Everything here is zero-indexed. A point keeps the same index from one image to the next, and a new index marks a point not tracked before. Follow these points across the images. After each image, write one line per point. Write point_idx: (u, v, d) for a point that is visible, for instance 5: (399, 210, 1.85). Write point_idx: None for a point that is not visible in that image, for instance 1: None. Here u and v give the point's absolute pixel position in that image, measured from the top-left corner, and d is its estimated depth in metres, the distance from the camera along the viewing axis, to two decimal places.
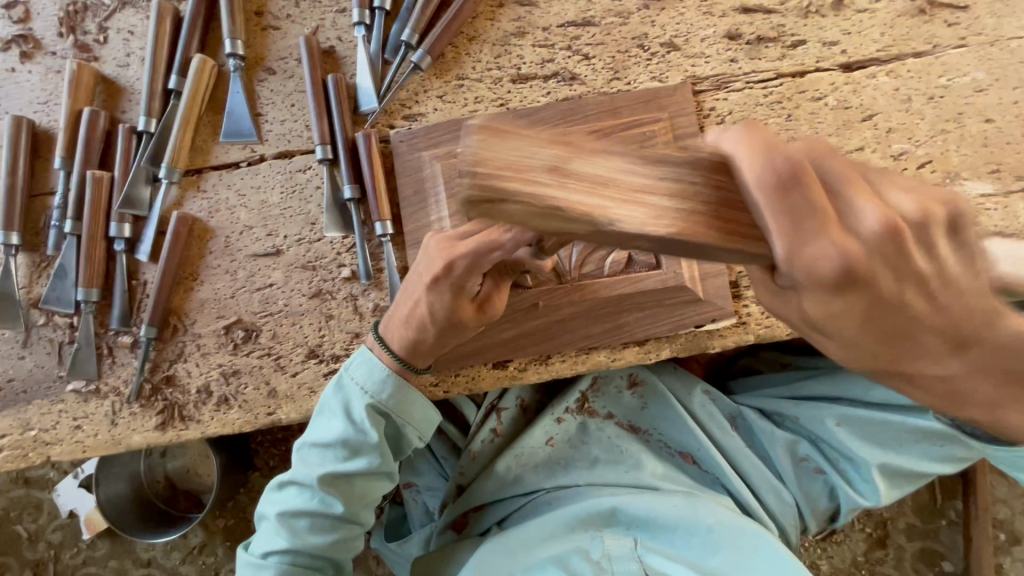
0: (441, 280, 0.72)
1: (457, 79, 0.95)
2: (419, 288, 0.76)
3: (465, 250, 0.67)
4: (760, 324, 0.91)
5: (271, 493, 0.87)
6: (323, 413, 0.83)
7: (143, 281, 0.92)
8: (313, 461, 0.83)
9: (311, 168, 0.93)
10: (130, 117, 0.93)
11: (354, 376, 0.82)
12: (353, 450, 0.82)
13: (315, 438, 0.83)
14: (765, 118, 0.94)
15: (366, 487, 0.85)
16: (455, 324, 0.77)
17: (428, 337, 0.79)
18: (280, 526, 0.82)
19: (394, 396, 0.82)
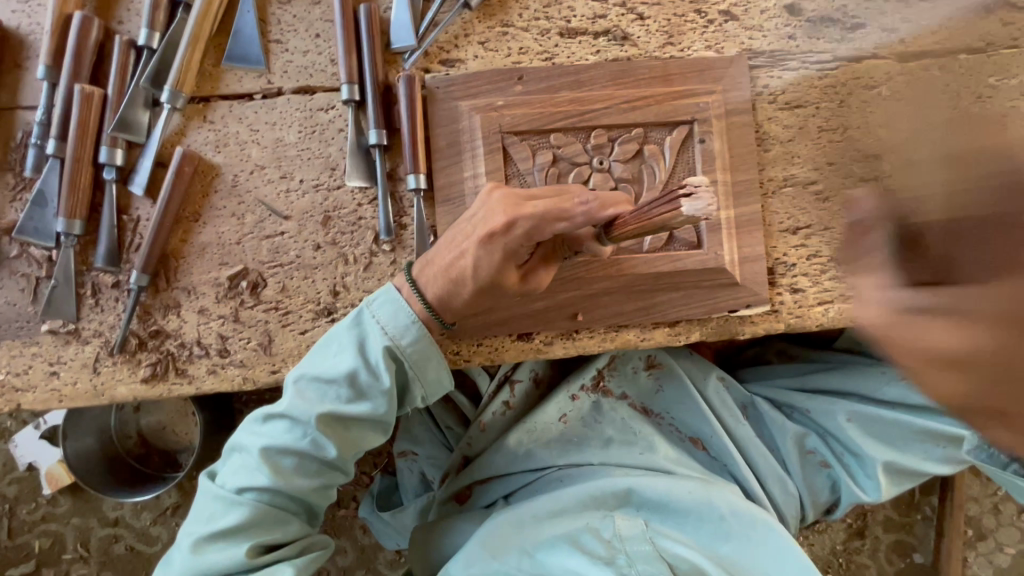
0: (497, 238, 0.69)
1: (502, 26, 0.87)
2: (468, 241, 0.71)
3: (531, 213, 0.66)
4: (791, 313, 0.90)
5: (253, 424, 0.78)
6: (333, 345, 0.77)
7: (135, 217, 0.82)
8: (312, 398, 0.75)
9: (334, 108, 0.84)
10: (128, 29, 0.82)
11: (376, 314, 0.77)
12: (361, 391, 0.76)
13: (321, 371, 0.75)
14: (817, 102, 0.90)
15: (360, 435, 0.79)
16: (495, 287, 0.73)
17: (462, 294, 0.75)
18: (260, 462, 0.75)
19: (413, 345, 0.76)
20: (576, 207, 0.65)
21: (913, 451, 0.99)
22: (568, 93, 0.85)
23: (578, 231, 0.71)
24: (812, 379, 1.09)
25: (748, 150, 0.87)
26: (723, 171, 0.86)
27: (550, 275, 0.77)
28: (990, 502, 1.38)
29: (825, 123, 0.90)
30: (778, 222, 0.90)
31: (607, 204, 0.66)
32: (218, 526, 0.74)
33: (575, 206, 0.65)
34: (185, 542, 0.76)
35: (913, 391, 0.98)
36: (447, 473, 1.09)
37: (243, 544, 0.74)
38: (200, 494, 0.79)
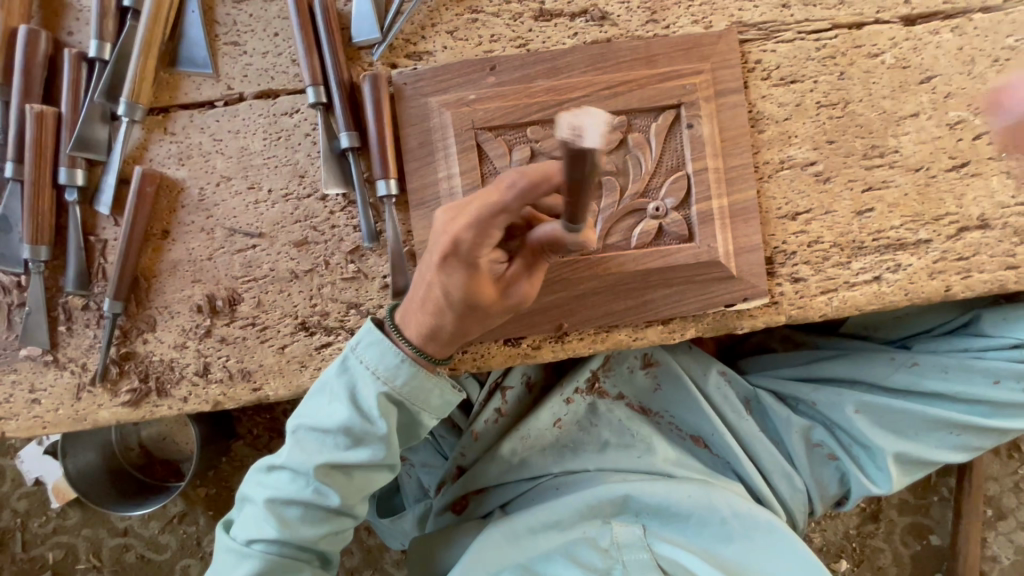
0: (450, 257, 0.65)
1: (471, 12, 0.82)
2: (430, 269, 0.68)
3: (468, 221, 0.62)
4: (791, 304, 0.85)
5: (257, 475, 0.78)
6: (324, 395, 0.74)
7: (103, 238, 0.79)
8: (309, 447, 0.73)
9: (298, 112, 0.80)
10: (79, 40, 0.79)
11: (365, 358, 0.73)
12: (357, 437, 0.73)
13: (315, 421, 0.73)
14: (815, 75, 0.84)
15: (365, 479, 0.77)
16: (474, 307, 0.68)
17: (448, 323, 0.70)
18: (266, 513, 0.74)
19: (408, 384, 0.74)
20: (508, 195, 0.59)
21: (924, 439, 0.96)
22: (545, 82, 0.79)
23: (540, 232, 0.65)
24: (820, 368, 1.04)
25: (740, 133, 0.81)
26: (713, 157, 0.81)
27: (539, 281, 0.72)
28: (1012, 481, 1.34)
29: (825, 98, 0.84)
30: (776, 208, 0.84)
31: (539, 182, 0.59)
32: None
33: (506, 196, 0.59)
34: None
35: (925, 378, 0.95)
36: (442, 484, 1.06)
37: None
38: (219, 549, 0.78)
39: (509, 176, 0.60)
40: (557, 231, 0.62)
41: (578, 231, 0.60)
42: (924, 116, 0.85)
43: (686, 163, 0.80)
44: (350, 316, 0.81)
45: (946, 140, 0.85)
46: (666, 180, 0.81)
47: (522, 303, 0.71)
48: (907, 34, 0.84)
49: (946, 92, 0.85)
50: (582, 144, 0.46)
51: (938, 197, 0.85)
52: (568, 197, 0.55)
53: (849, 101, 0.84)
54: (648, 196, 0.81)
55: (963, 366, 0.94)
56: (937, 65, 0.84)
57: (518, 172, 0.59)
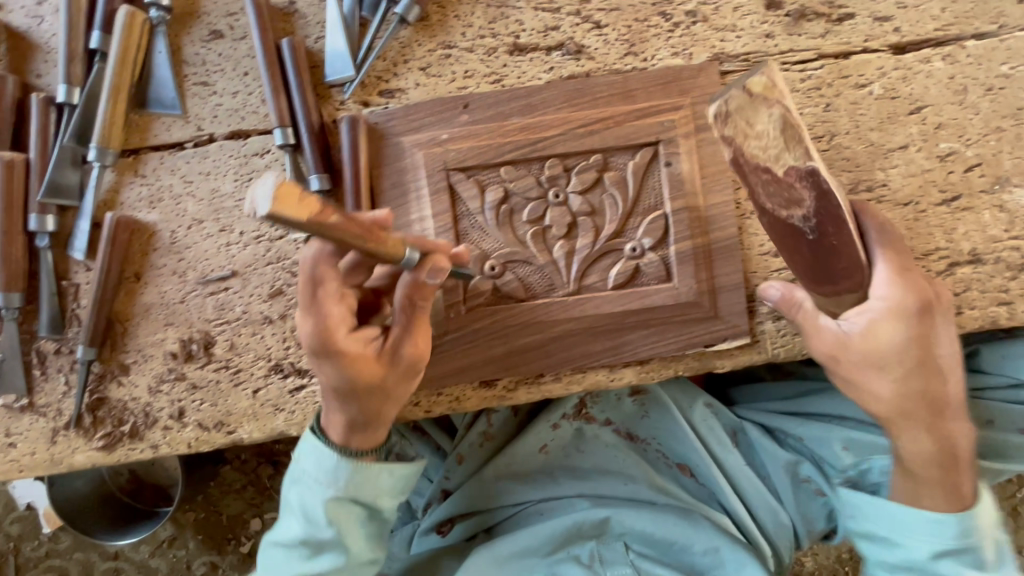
0: (314, 355, 0.64)
1: (444, 47, 0.80)
2: (319, 371, 0.67)
3: (303, 313, 0.63)
4: (775, 343, 0.83)
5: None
6: (284, 509, 0.74)
7: (75, 283, 0.79)
8: (279, 563, 0.73)
9: (269, 152, 0.79)
10: (48, 82, 0.78)
11: (304, 467, 0.71)
12: (317, 546, 0.71)
13: (279, 537, 0.73)
14: (800, 107, 0.81)
15: None
16: (368, 391, 0.66)
17: (357, 412, 0.67)
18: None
19: (352, 479, 0.70)
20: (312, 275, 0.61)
21: None
22: (519, 120, 0.77)
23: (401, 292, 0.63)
24: (808, 402, 1.02)
25: (721, 169, 0.79)
26: (693, 195, 0.79)
27: (426, 338, 0.66)
28: (1009, 504, 1.31)
29: (810, 131, 0.82)
30: (759, 245, 0.82)
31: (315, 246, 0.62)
32: None
33: (310, 273, 0.61)
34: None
35: None
36: (429, 503, 1.05)
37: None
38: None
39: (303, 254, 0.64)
40: (406, 277, 0.61)
41: (395, 258, 0.58)
42: (914, 148, 0.82)
43: (665, 201, 0.78)
44: None
45: (937, 173, 0.82)
46: (644, 219, 0.79)
47: (415, 367, 0.66)
48: (897, 63, 0.82)
49: (937, 123, 0.82)
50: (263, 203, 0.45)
51: (928, 232, 0.82)
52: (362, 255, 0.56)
53: (836, 134, 0.82)
54: (626, 236, 0.79)
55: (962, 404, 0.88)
56: (928, 94, 0.82)
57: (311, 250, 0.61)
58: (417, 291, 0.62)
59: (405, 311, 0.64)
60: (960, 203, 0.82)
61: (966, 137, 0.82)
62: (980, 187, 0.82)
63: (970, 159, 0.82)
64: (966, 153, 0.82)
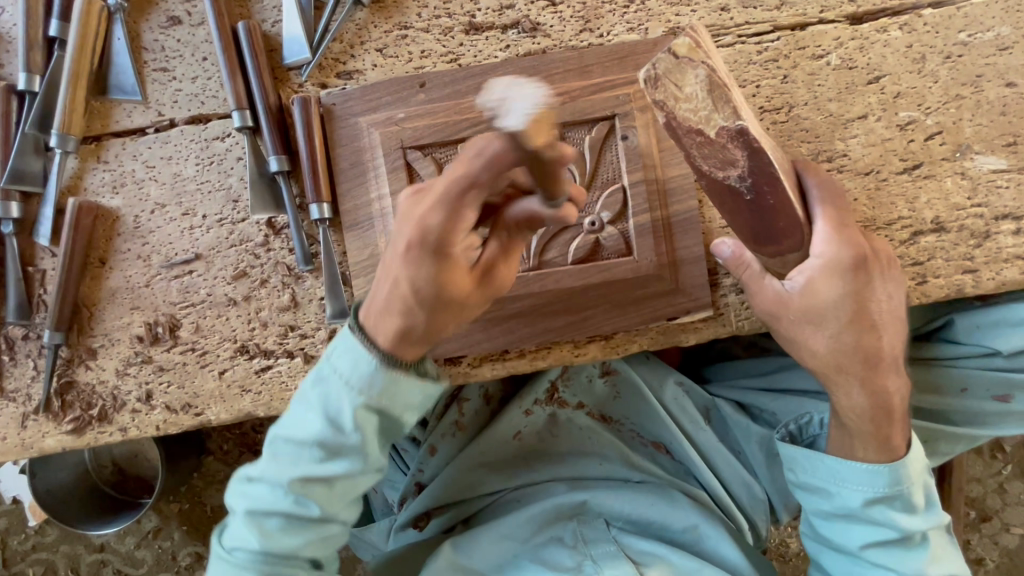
0: (417, 248, 0.60)
1: (400, 28, 0.80)
2: (396, 263, 0.62)
3: (435, 202, 0.58)
4: (739, 316, 0.83)
5: (236, 486, 0.68)
6: (299, 403, 0.66)
7: (41, 269, 0.80)
8: (284, 459, 0.64)
9: (230, 136, 0.80)
10: (9, 71, 0.79)
11: (338, 365, 0.64)
12: (334, 449, 0.64)
13: (288, 432, 0.65)
14: (758, 79, 0.82)
15: (350, 487, 0.67)
16: (446, 300, 0.63)
17: (419, 324, 0.63)
18: (247, 526, 0.65)
19: (388, 386, 0.63)
20: (476, 167, 0.55)
21: None
22: (475, 97, 0.78)
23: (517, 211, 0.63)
24: (780, 378, 1.01)
25: None
26: (650, 169, 0.79)
27: (513, 267, 0.69)
28: (995, 482, 1.31)
29: (768, 103, 0.82)
30: (719, 218, 0.82)
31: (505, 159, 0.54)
32: None
33: (473, 168, 0.55)
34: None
35: None
36: (404, 497, 1.05)
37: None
38: (210, 558, 0.69)
39: (478, 144, 0.55)
40: (533, 206, 0.61)
41: (557, 206, 0.60)
42: (873, 118, 0.82)
43: (622, 175, 0.79)
44: (289, 338, 0.81)
45: (897, 142, 0.82)
46: (603, 193, 0.79)
47: (494, 289, 0.67)
48: (854, 33, 0.82)
49: (896, 92, 0.82)
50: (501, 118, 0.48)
51: (889, 201, 0.82)
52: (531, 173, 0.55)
53: (794, 105, 0.82)
54: (585, 210, 0.79)
55: (924, 378, 0.86)
56: (885, 63, 0.82)
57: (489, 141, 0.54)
58: (535, 225, 0.63)
59: (511, 229, 0.65)
60: (922, 172, 0.82)
61: (926, 105, 0.82)
62: (941, 155, 0.82)
63: (930, 127, 0.82)
64: (926, 122, 0.82)
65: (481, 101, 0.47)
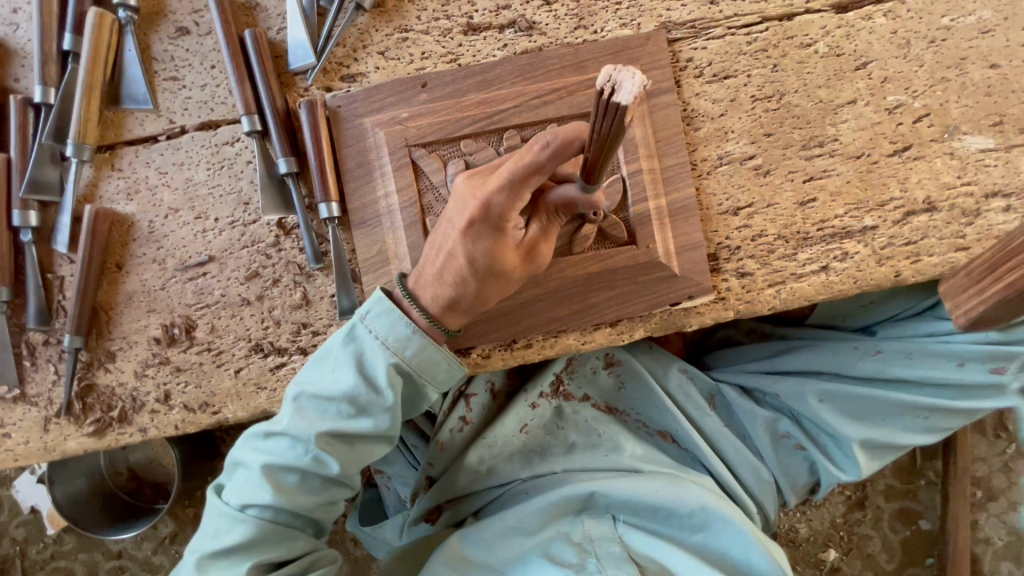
0: (479, 223, 0.66)
1: (401, 31, 0.83)
2: (452, 236, 0.68)
3: (501, 184, 0.63)
4: (739, 299, 0.85)
5: (252, 441, 0.76)
6: (329, 362, 0.73)
7: (60, 275, 0.82)
8: (312, 415, 0.72)
9: (239, 141, 0.83)
10: (25, 85, 0.82)
11: (373, 327, 0.72)
12: (362, 407, 0.73)
13: (319, 388, 0.72)
14: (748, 69, 0.84)
15: (365, 449, 0.76)
16: (498, 273, 0.70)
17: (468, 293, 0.71)
18: (263, 479, 0.72)
19: (418, 355, 0.73)
20: (541, 155, 0.59)
21: (891, 424, 0.95)
22: (476, 95, 0.81)
23: (559, 195, 0.68)
24: (782, 361, 1.04)
25: (674, 132, 0.82)
26: (647, 158, 0.81)
27: (551, 245, 0.74)
28: (1000, 461, 1.32)
29: (759, 91, 0.84)
30: (716, 205, 0.85)
31: (571, 138, 0.58)
32: (224, 545, 0.72)
33: (540, 156, 0.59)
34: (192, 559, 0.74)
35: (890, 364, 0.95)
36: (416, 492, 1.06)
37: (246, 566, 0.72)
38: (218, 500, 0.76)
39: (542, 136, 0.59)
40: (572, 193, 0.68)
41: (590, 192, 0.66)
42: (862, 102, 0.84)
43: (621, 165, 0.81)
44: (302, 335, 0.83)
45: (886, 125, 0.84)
46: (602, 183, 0.81)
47: (536, 266, 0.73)
48: (839, 22, 0.84)
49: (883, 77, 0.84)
50: (613, 95, 0.47)
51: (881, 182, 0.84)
52: (595, 156, 0.57)
53: (785, 92, 0.84)
54: None
55: (926, 351, 0.93)
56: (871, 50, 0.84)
57: (552, 133, 0.58)
58: (571, 211, 0.69)
59: (553, 212, 0.70)
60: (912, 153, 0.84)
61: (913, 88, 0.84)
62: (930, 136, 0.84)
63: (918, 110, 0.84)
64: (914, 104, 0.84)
65: (602, 79, 0.47)
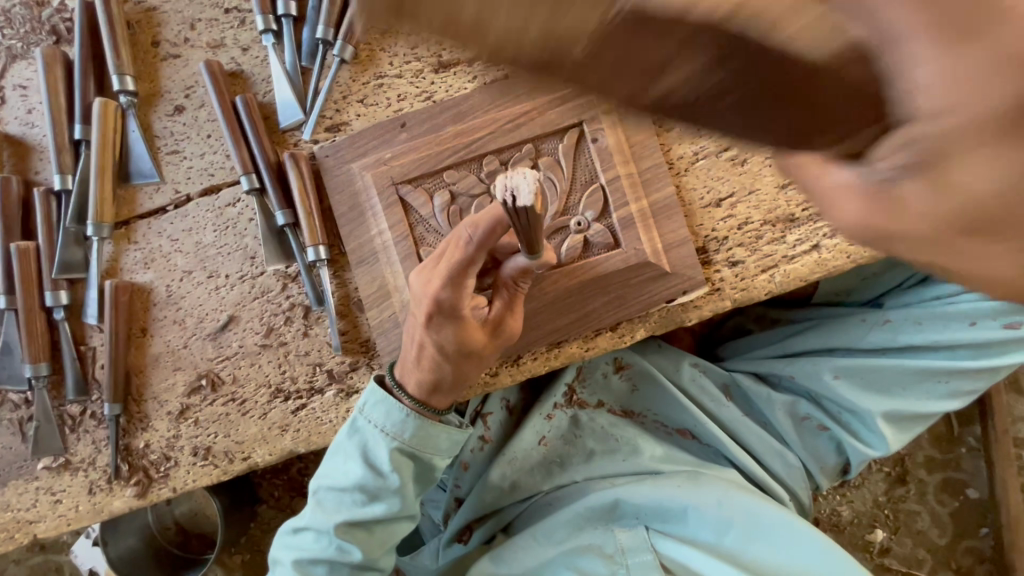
0: (435, 316, 0.70)
1: (377, 78, 0.88)
2: (418, 329, 0.72)
3: (441, 280, 0.69)
4: (734, 288, 0.86)
5: (284, 538, 0.82)
6: (339, 457, 0.77)
7: (93, 346, 0.89)
8: (330, 507, 0.77)
9: (240, 201, 0.89)
10: (45, 177, 0.90)
11: (371, 418, 0.76)
12: (372, 493, 0.77)
13: (331, 481, 0.77)
14: None
15: (386, 532, 0.80)
16: (469, 352, 0.73)
17: (446, 375, 0.74)
18: (295, 574, 0.78)
19: (416, 434, 0.76)
20: (468, 248, 0.67)
21: (912, 394, 0.94)
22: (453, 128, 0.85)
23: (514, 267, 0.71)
24: (794, 343, 1.04)
25: (647, 135, 0.85)
26: (623, 164, 0.84)
27: (521, 315, 0.76)
28: None
29: None
30: (698, 199, 0.86)
31: (496, 231, 0.65)
32: None
33: (467, 249, 0.67)
34: None
35: (899, 333, 0.94)
36: (447, 514, 1.09)
37: None
38: None
39: (466, 230, 0.67)
40: (522, 263, 0.70)
41: (538, 257, 0.68)
42: None
43: (598, 174, 0.84)
44: (317, 375, 0.87)
45: None
46: (583, 194, 0.84)
47: (508, 339, 0.76)
48: None
49: None
50: (517, 202, 0.53)
51: None
52: (524, 237, 0.62)
53: None
54: (570, 213, 0.84)
55: (935, 314, 0.92)
56: None
57: (471, 228, 0.66)
58: (527, 277, 0.72)
59: (511, 286, 0.73)
60: None
61: None
62: None
63: None
64: None
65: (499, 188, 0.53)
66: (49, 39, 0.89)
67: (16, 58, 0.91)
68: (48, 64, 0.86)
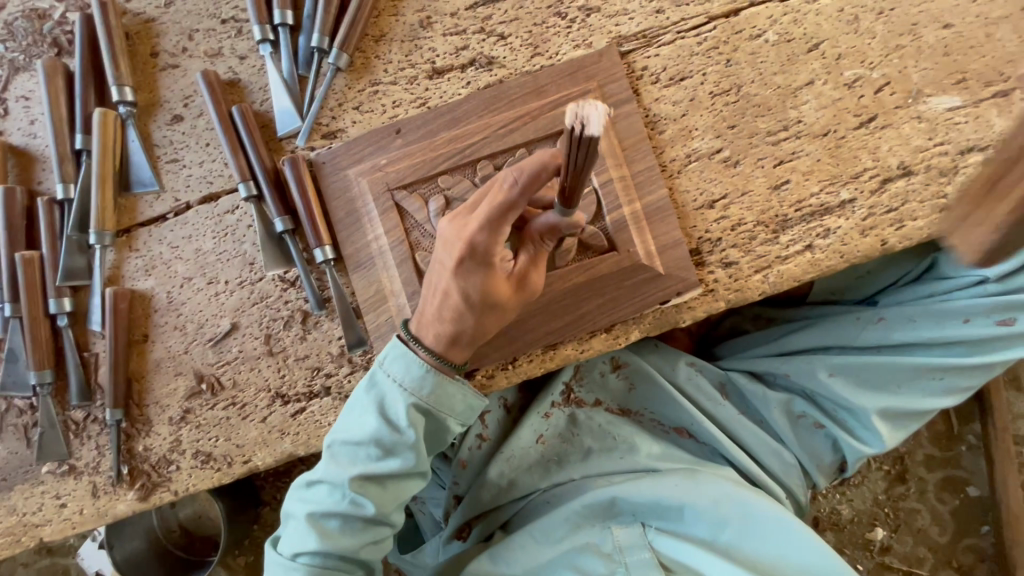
0: (467, 261, 0.69)
1: (372, 85, 0.90)
2: (444, 276, 0.72)
3: (479, 224, 0.67)
4: (727, 289, 0.86)
5: (298, 491, 0.82)
6: (356, 411, 0.79)
7: (96, 352, 0.90)
8: (344, 460, 0.78)
9: (238, 209, 0.90)
10: (48, 186, 0.92)
11: (389, 372, 0.77)
12: (387, 449, 0.77)
13: (347, 435, 0.78)
14: (702, 68, 0.87)
15: (400, 487, 0.80)
16: (492, 304, 0.72)
17: (468, 326, 0.74)
18: (308, 526, 0.78)
19: (433, 391, 0.76)
20: (511, 193, 0.64)
21: (907, 391, 0.95)
22: (447, 133, 0.86)
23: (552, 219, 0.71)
24: (789, 340, 1.04)
25: (639, 138, 0.86)
26: (616, 167, 0.85)
27: (543, 272, 0.77)
28: None
29: (716, 88, 0.87)
30: (691, 201, 0.87)
31: (539, 174, 0.63)
32: None
33: (510, 193, 0.64)
34: None
35: (894, 330, 0.95)
36: (446, 513, 1.10)
37: None
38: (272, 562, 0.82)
39: (509, 175, 0.64)
40: (554, 219, 0.72)
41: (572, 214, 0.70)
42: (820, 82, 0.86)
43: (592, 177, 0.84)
44: (316, 379, 0.89)
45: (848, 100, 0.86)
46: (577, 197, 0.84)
47: (530, 295, 0.76)
48: (785, 9, 0.87)
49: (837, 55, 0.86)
50: (586, 132, 0.53)
51: (852, 155, 0.86)
52: (571, 180, 0.62)
53: (742, 85, 0.87)
54: None
55: (930, 311, 0.92)
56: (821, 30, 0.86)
57: (518, 172, 0.64)
58: (557, 234, 0.73)
59: (539, 241, 0.75)
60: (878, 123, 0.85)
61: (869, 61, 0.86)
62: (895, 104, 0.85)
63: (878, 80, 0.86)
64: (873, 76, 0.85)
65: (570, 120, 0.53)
66: (51, 51, 0.91)
67: (18, 70, 0.93)
68: (50, 76, 0.87)
